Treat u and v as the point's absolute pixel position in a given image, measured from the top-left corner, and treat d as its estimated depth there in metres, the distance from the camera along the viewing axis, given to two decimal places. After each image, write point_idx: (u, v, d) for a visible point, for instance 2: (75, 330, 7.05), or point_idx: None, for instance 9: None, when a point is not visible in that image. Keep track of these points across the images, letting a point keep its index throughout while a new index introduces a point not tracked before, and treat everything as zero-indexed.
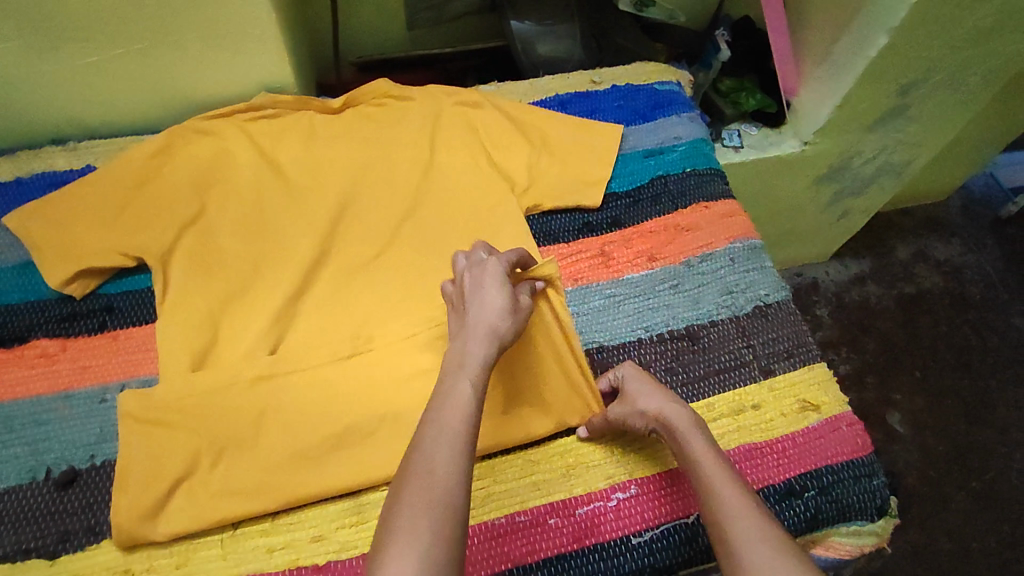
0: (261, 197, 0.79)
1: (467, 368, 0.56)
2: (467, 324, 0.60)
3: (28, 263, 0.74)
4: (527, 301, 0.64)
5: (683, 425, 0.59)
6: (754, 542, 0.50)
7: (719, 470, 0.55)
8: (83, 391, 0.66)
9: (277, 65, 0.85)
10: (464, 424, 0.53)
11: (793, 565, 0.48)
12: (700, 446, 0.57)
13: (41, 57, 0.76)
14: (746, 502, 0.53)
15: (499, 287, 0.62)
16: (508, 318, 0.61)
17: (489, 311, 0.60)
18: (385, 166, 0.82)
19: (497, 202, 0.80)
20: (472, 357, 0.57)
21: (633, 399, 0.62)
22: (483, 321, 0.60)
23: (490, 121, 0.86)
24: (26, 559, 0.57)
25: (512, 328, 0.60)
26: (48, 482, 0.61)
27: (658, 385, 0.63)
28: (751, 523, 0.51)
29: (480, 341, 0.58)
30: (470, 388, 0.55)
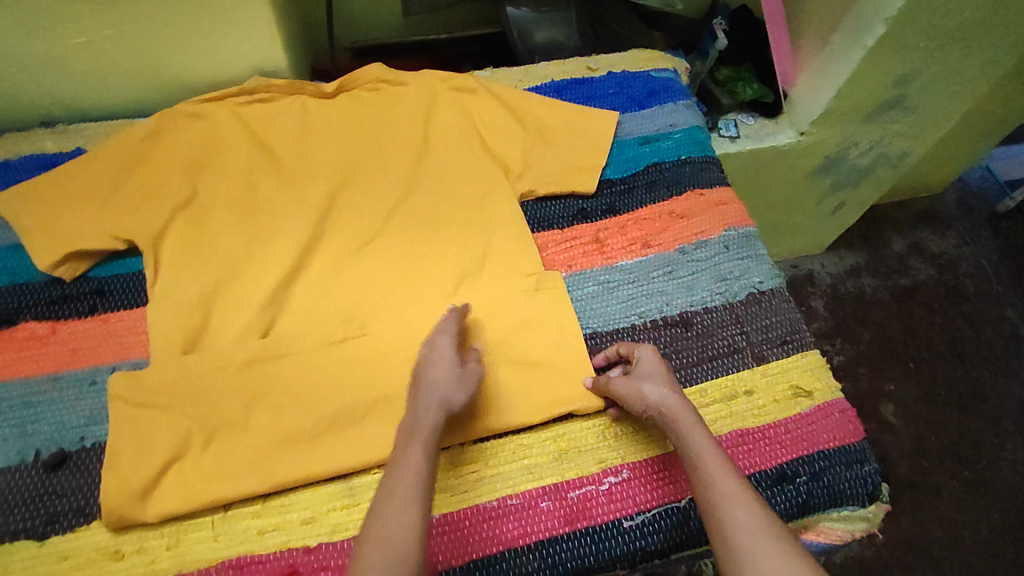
0: (254, 182, 0.78)
1: (418, 437, 0.56)
2: (417, 395, 0.59)
3: (17, 245, 0.73)
4: (476, 362, 0.63)
5: (683, 415, 0.59)
6: (755, 532, 0.51)
7: (719, 460, 0.55)
8: (73, 373, 0.66)
9: (270, 47, 0.84)
10: (419, 491, 0.53)
11: (790, 552, 0.49)
12: (701, 436, 0.57)
13: (28, 37, 0.74)
14: (746, 490, 0.54)
15: (449, 355, 0.62)
16: (462, 387, 0.61)
17: (441, 381, 0.60)
18: (379, 153, 0.82)
19: (491, 189, 0.79)
20: (423, 422, 0.57)
21: (640, 381, 0.62)
22: (434, 390, 0.59)
23: (485, 109, 0.86)
24: (14, 541, 0.57)
25: (461, 393, 0.60)
26: (37, 464, 0.60)
27: (670, 376, 0.63)
28: (751, 513, 0.52)
29: (432, 412, 0.58)
30: (422, 455, 0.55)
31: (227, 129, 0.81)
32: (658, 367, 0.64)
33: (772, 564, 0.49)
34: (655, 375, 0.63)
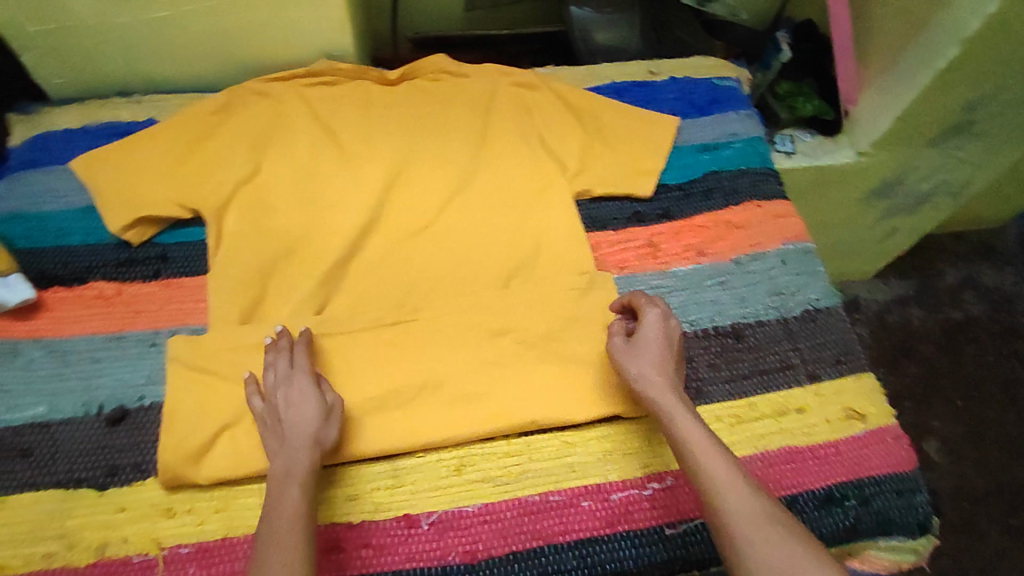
0: (317, 164, 0.80)
1: (293, 480, 0.55)
2: (284, 439, 0.57)
3: (90, 207, 0.76)
4: (337, 397, 0.61)
5: (669, 400, 0.59)
6: (754, 523, 0.50)
7: (707, 444, 0.55)
8: (135, 333, 0.68)
9: (339, 32, 0.85)
10: (301, 531, 0.52)
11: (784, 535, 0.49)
12: (688, 422, 0.57)
13: (114, 9, 0.77)
14: (743, 480, 0.52)
15: (310, 392, 0.60)
16: (329, 424, 0.59)
17: (308, 423, 0.58)
18: (439, 143, 0.83)
19: (548, 185, 0.79)
20: (296, 465, 0.55)
21: (644, 356, 0.62)
22: (302, 432, 0.57)
23: (545, 106, 0.86)
24: (77, 488, 0.60)
25: (330, 430, 0.59)
26: (100, 418, 0.64)
27: (676, 341, 0.64)
28: (749, 502, 0.51)
29: (302, 456, 0.56)
30: (298, 498, 0.54)
31: (293, 109, 0.83)
32: (666, 331, 0.64)
33: (768, 548, 0.48)
34: (666, 341, 0.63)
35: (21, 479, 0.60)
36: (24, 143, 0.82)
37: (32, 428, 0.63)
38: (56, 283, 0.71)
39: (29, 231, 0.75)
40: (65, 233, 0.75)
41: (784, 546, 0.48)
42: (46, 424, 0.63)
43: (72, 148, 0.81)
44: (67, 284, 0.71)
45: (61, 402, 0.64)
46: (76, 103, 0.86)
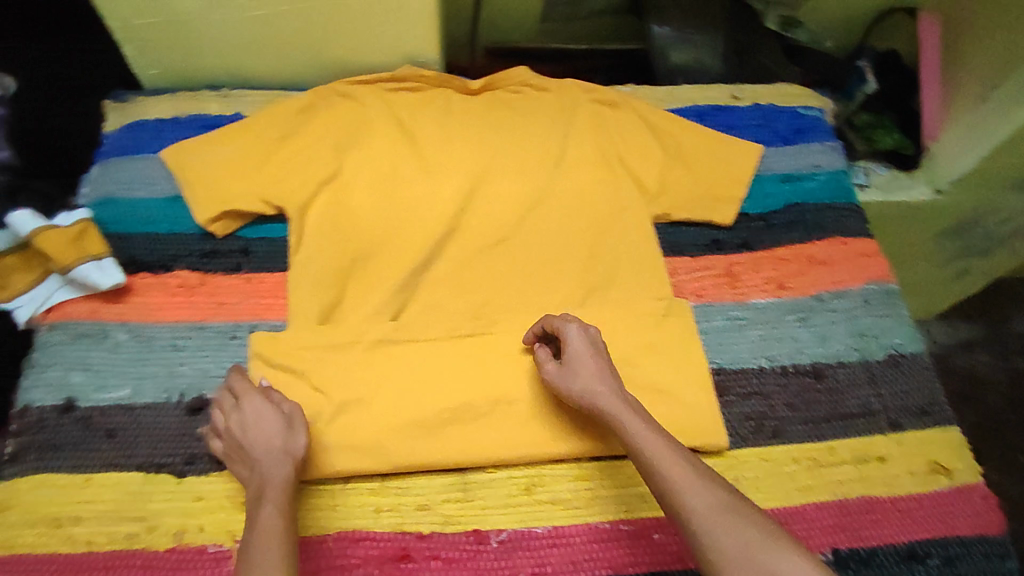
0: (395, 170, 0.81)
1: (269, 495, 0.55)
2: (254, 458, 0.58)
3: (177, 197, 0.78)
4: (292, 403, 0.61)
5: (613, 407, 0.58)
6: (711, 516, 0.50)
7: (654, 445, 0.55)
8: (217, 324, 0.71)
9: (427, 39, 0.86)
10: (284, 540, 0.52)
11: (739, 521, 0.49)
12: (637, 424, 0.57)
13: (212, 7, 0.78)
14: (692, 472, 0.53)
15: (266, 409, 0.60)
16: (295, 434, 0.59)
17: (274, 438, 0.59)
18: (517, 156, 0.83)
19: (626, 207, 0.79)
20: (270, 480, 0.56)
21: (580, 373, 0.61)
22: (273, 448, 0.58)
23: (626, 125, 0.85)
24: (157, 473, 0.62)
25: (295, 437, 0.59)
26: (181, 406, 0.66)
27: (600, 345, 0.63)
28: (709, 496, 0.51)
29: (277, 470, 0.57)
30: (276, 512, 0.54)
31: (376, 114, 0.84)
32: (586, 339, 0.63)
33: (728, 536, 0.49)
34: (597, 351, 0.62)
35: (106, 459, 0.63)
36: (117, 130, 0.84)
37: (117, 409, 0.66)
38: (144, 270, 0.73)
39: (120, 216, 0.77)
40: (153, 220, 0.77)
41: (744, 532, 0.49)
42: (130, 407, 0.66)
43: (163, 138, 0.83)
44: (154, 271, 0.73)
45: (145, 386, 0.67)
46: (167, 94, 0.88)
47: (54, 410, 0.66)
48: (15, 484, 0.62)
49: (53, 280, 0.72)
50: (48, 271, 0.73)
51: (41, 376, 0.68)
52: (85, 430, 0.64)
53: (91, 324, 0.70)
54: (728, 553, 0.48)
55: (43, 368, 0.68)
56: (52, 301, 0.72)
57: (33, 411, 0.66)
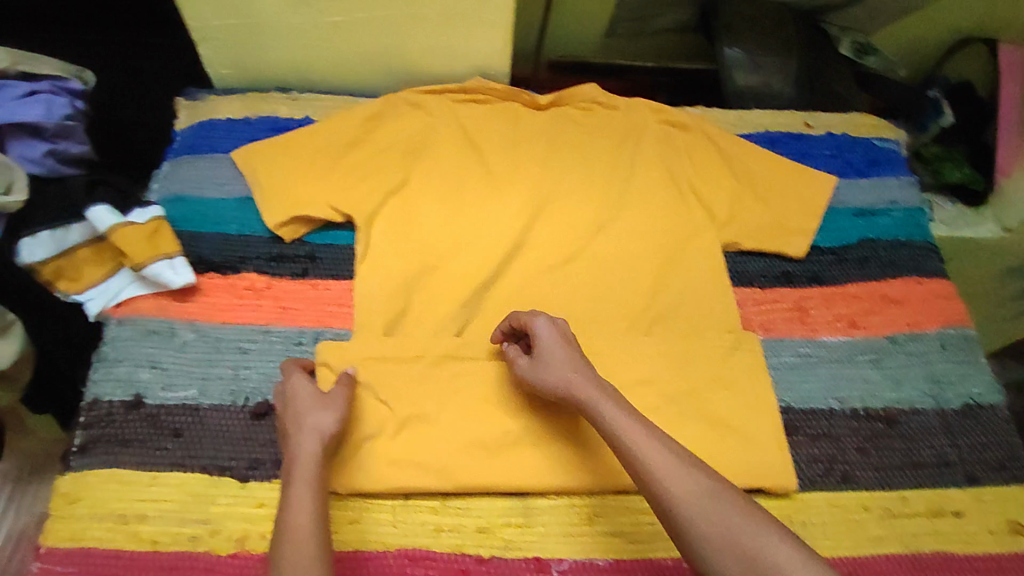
0: (462, 183, 0.81)
1: (299, 473, 0.55)
2: (287, 435, 0.58)
3: (246, 199, 0.79)
4: (343, 386, 0.63)
5: (590, 395, 0.58)
6: (694, 502, 0.50)
7: (634, 432, 0.55)
8: (282, 329, 0.71)
9: (499, 52, 0.85)
10: (314, 524, 0.52)
11: (721, 505, 0.50)
12: (614, 412, 0.56)
13: (291, 11, 0.78)
14: (674, 458, 0.53)
15: (304, 389, 0.61)
16: (331, 412, 0.60)
17: (306, 412, 0.59)
18: (583, 175, 0.82)
19: (694, 233, 0.78)
20: (299, 459, 0.56)
21: (554, 363, 0.60)
22: (302, 424, 0.58)
23: (695, 149, 0.84)
24: (221, 476, 0.63)
25: (331, 416, 0.59)
26: (245, 410, 0.66)
27: (570, 336, 0.63)
28: (689, 481, 0.51)
29: (308, 445, 0.57)
30: (309, 492, 0.54)
31: (444, 125, 0.84)
32: (557, 330, 0.63)
33: (710, 521, 0.49)
34: (567, 340, 0.62)
35: (172, 458, 0.64)
36: (188, 128, 0.85)
37: (184, 409, 0.66)
38: (212, 270, 0.74)
39: (189, 214, 0.78)
40: (221, 221, 0.77)
41: (726, 517, 0.49)
42: (196, 407, 0.66)
43: (233, 138, 0.84)
44: (221, 272, 0.74)
45: (211, 387, 0.68)
46: (238, 93, 0.88)
47: (122, 406, 0.67)
48: (84, 477, 0.63)
49: (123, 275, 0.74)
50: (118, 266, 0.75)
51: (111, 370, 0.69)
52: (152, 427, 0.65)
53: (159, 321, 0.71)
54: (710, 539, 0.49)
55: (113, 362, 0.69)
56: (122, 296, 0.73)
57: (102, 404, 0.67)
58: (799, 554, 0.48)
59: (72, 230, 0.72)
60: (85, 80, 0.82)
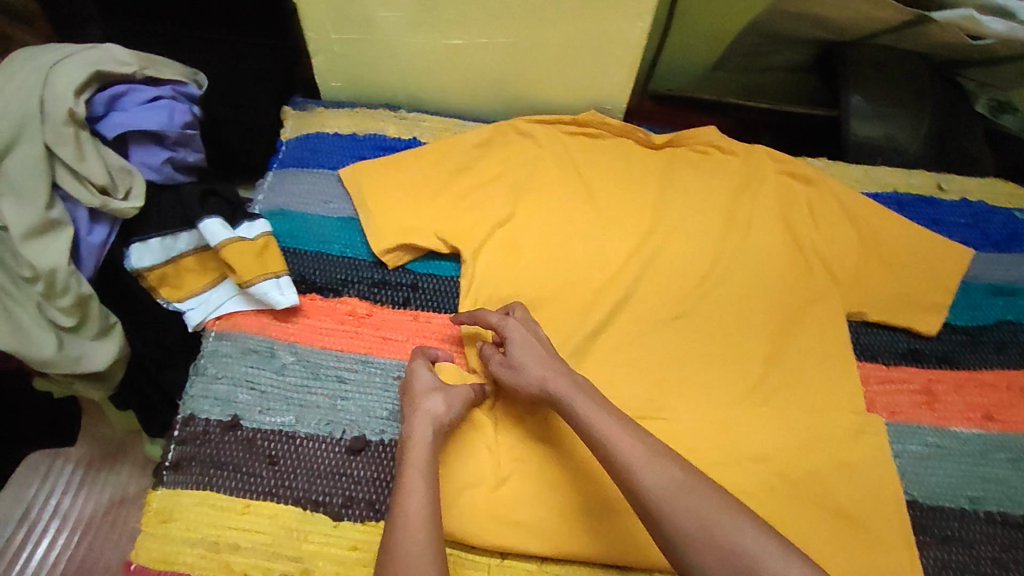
0: (570, 221, 0.77)
1: (413, 456, 0.57)
2: (405, 419, 0.61)
3: (350, 219, 0.78)
4: (467, 386, 0.64)
5: (562, 390, 0.59)
6: (670, 493, 0.50)
7: (607, 425, 0.55)
8: (383, 360, 0.70)
9: (618, 87, 0.81)
10: (425, 503, 0.53)
11: (699, 497, 0.49)
12: (585, 405, 0.57)
13: (414, 30, 0.76)
14: (648, 450, 0.53)
15: (425, 375, 0.64)
16: (445, 399, 0.62)
17: (421, 397, 0.62)
18: (698, 223, 0.78)
19: (813, 299, 0.74)
20: (413, 441, 0.58)
21: (528, 363, 0.62)
22: (417, 408, 0.61)
23: (819, 205, 0.79)
24: (315, 512, 0.62)
25: (445, 402, 0.61)
26: (342, 443, 0.65)
27: (541, 335, 0.65)
28: (661, 473, 0.51)
29: (422, 429, 0.59)
30: (422, 472, 0.56)
31: (555, 157, 0.81)
32: (527, 329, 0.65)
33: (684, 511, 0.49)
34: (535, 339, 0.64)
35: (266, 487, 0.63)
36: (294, 139, 0.84)
37: (280, 436, 0.65)
38: (314, 291, 0.73)
39: (292, 230, 0.77)
40: (325, 240, 0.76)
41: (703, 509, 0.49)
42: (292, 435, 0.65)
43: (340, 155, 0.82)
44: (323, 294, 0.73)
45: (308, 415, 0.66)
46: (346, 107, 0.87)
47: (218, 425, 0.66)
48: (178, 496, 0.63)
49: (226, 287, 0.74)
50: (221, 277, 0.74)
51: (207, 386, 0.68)
52: (248, 452, 0.65)
53: (259, 340, 0.70)
54: (683, 530, 0.48)
55: (210, 378, 0.68)
56: (223, 309, 0.73)
57: (198, 421, 0.66)
58: (772, 542, 0.47)
59: (180, 238, 0.72)
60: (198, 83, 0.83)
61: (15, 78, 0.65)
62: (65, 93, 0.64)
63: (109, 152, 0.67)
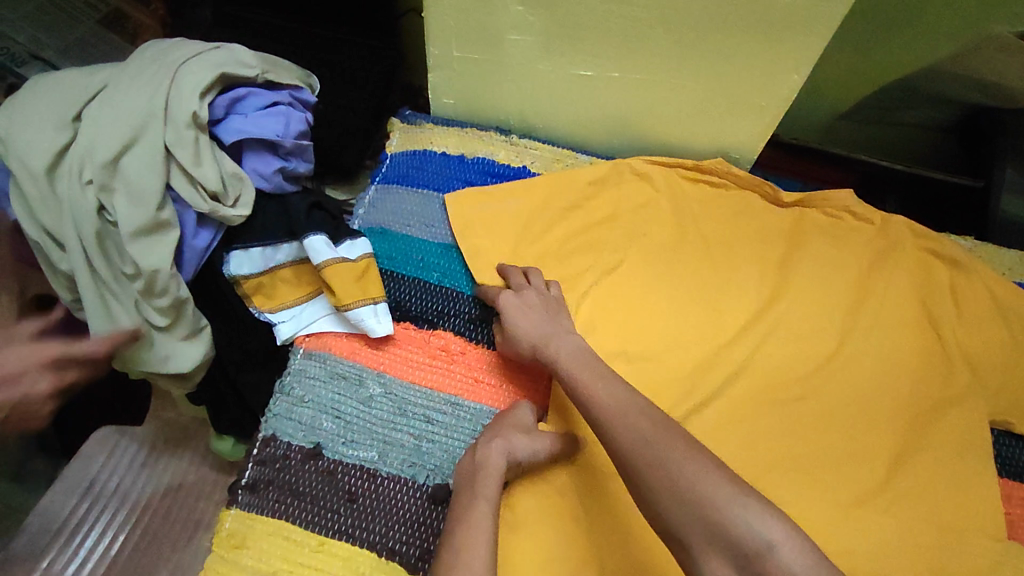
0: (685, 275, 0.72)
1: (483, 489, 0.54)
2: (478, 442, 0.58)
3: (449, 246, 0.74)
4: (556, 435, 0.60)
5: (553, 353, 0.59)
6: (641, 448, 0.47)
7: (590, 382, 0.54)
8: (472, 404, 0.66)
9: (751, 137, 0.76)
10: (484, 545, 0.50)
11: (677, 449, 0.46)
12: (569, 366, 0.57)
13: (543, 57, 0.72)
14: (625, 408, 0.50)
15: (520, 410, 0.61)
16: (529, 441, 0.58)
17: (506, 428, 0.59)
18: (825, 295, 0.71)
19: (951, 397, 0.66)
20: (486, 471, 0.55)
21: (521, 334, 0.62)
22: (495, 437, 0.58)
23: (967, 291, 0.71)
24: (390, 560, 0.59)
25: (528, 446, 0.58)
26: (423, 490, 0.62)
27: (536, 299, 0.64)
28: (632, 429, 0.48)
29: (496, 460, 0.56)
30: (487, 510, 0.52)
31: (673, 205, 0.75)
32: (521, 295, 0.65)
33: (657, 470, 0.45)
34: (529, 301, 0.64)
35: (341, 524, 0.60)
36: (399, 153, 0.81)
37: (361, 471, 0.63)
38: (408, 319, 0.70)
39: (392, 252, 0.74)
40: (423, 266, 0.73)
41: (679, 466, 0.45)
42: (373, 473, 0.62)
43: (446, 177, 0.79)
44: (417, 324, 0.70)
45: (391, 454, 0.63)
46: (456, 126, 0.83)
47: (300, 452, 0.64)
48: (252, 521, 0.60)
49: (319, 303, 0.71)
50: (316, 292, 0.71)
51: (292, 409, 0.66)
52: (327, 485, 0.62)
53: (348, 366, 0.68)
54: (657, 493, 0.45)
55: (296, 400, 0.66)
56: (316, 327, 0.70)
57: (279, 443, 0.64)
58: (736, 488, 0.44)
59: (280, 249, 0.69)
60: (311, 86, 0.78)
61: (143, 74, 0.64)
62: (189, 96, 0.63)
63: (224, 157, 0.66)
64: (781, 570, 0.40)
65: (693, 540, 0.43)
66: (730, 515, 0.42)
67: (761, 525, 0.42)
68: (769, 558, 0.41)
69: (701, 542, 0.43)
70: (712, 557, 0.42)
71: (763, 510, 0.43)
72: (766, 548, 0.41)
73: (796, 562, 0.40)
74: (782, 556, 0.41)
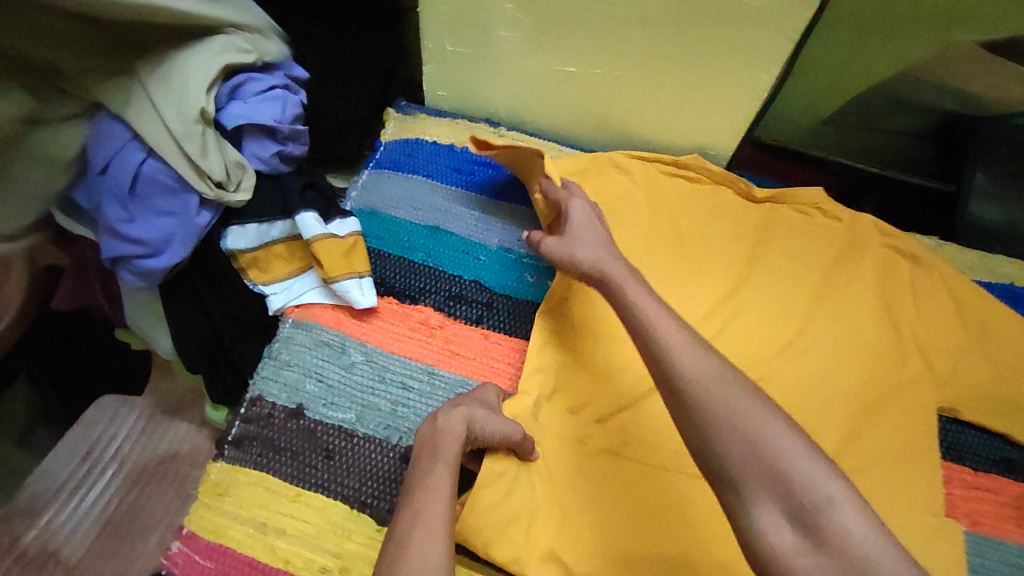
0: (656, 261, 0.76)
1: (443, 453, 0.55)
2: (442, 411, 0.60)
3: (436, 228, 0.79)
4: (517, 425, 0.61)
5: (616, 272, 0.60)
6: (716, 382, 0.48)
7: (656, 308, 0.55)
8: (448, 374, 0.70)
9: (726, 134, 0.80)
10: (444, 506, 0.51)
11: (749, 394, 0.48)
12: (634, 286, 0.58)
13: (529, 52, 0.76)
14: (693, 343, 0.51)
15: (481, 397, 0.63)
16: (487, 419, 0.60)
17: (467, 402, 0.61)
18: (788, 284, 0.75)
19: (904, 384, 0.69)
20: (446, 437, 0.57)
21: (585, 242, 0.64)
22: (456, 406, 0.59)
23: (925, 285, 0.74)
24: (362, 512, 0.63)
25: (488, 422, 0.59)
26: (395, 450, 0.66)
27: (598, 224, 0.67)
28: (704, 362, 0.49)
29: (455, 429, 0.57)
30: (448, 472, 0.54)
31: (648, 196, 0.79)
32: (587, 219, 0.67)
33: (728, 408, 0.47)
34: (594, 223, 0.67)
35: (318, 478, 0.64)
36: (393, 141, 0.86)
37: (338, 431, 0.67)
38: (392, 294, 0.75)
39: (381, 232, 0.78)
40: (410, 245, 0.78)
41: (751, 409, 0.46)
42: (350, 433, 0.67)
43: (436, 164, 0.84)
44: (400, 299, 0.74)
45: (368, 416, 0.68)
46: (448, 117, 0.88)
47: (283, 412, 0.68)
48: (235, 472, 0.65)
49: (310, 277, 0.76)
50: (307, 266, 0.76)
51: (278, 371, 0.70)
52: (307, 442, 0.66)
53: (333, 335, 0.72)
54: (724, 433, 0.46)
55: (282, 363, 0.70)
56: (305, 298, 0.75)
57: (264, 403, 0.69)
58: (801, 443, 0.46)
59: (275, 225, 0.74)
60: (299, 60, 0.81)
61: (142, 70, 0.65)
62: (196, 91, 0.65)
63: (228, 147, 0.70)
64: (840, 527, 0.42)
65: (752, 484, 0.44)
66: (796, 468, 0.44)
67: (823, 483, 0.44)
68: (827, 513, 0.43)
69: (761, 487, 0.44)
70: (768, 504, 0.44)
71: (827, 470, 0.45)
72: (824, 504, 0.43)
73: (854, 523, 0.42)
74: (840, 515, 0.43)
